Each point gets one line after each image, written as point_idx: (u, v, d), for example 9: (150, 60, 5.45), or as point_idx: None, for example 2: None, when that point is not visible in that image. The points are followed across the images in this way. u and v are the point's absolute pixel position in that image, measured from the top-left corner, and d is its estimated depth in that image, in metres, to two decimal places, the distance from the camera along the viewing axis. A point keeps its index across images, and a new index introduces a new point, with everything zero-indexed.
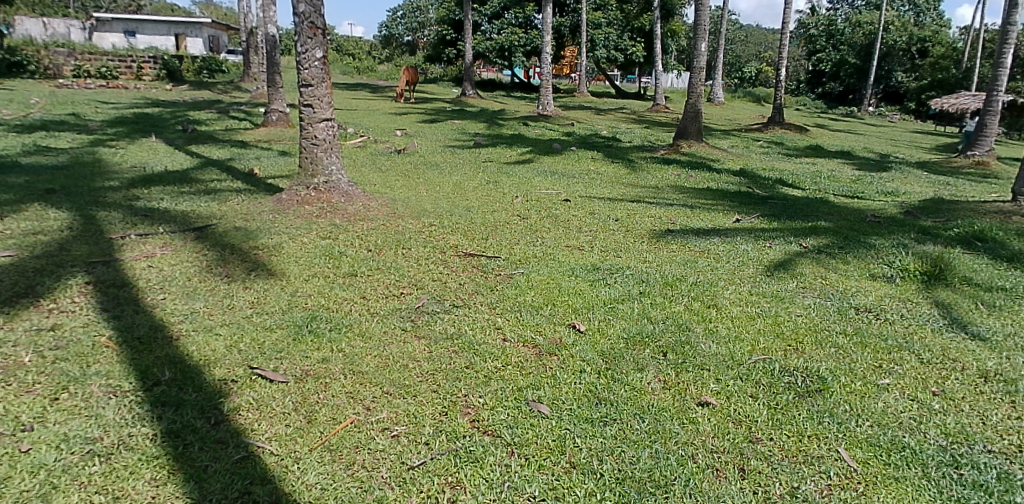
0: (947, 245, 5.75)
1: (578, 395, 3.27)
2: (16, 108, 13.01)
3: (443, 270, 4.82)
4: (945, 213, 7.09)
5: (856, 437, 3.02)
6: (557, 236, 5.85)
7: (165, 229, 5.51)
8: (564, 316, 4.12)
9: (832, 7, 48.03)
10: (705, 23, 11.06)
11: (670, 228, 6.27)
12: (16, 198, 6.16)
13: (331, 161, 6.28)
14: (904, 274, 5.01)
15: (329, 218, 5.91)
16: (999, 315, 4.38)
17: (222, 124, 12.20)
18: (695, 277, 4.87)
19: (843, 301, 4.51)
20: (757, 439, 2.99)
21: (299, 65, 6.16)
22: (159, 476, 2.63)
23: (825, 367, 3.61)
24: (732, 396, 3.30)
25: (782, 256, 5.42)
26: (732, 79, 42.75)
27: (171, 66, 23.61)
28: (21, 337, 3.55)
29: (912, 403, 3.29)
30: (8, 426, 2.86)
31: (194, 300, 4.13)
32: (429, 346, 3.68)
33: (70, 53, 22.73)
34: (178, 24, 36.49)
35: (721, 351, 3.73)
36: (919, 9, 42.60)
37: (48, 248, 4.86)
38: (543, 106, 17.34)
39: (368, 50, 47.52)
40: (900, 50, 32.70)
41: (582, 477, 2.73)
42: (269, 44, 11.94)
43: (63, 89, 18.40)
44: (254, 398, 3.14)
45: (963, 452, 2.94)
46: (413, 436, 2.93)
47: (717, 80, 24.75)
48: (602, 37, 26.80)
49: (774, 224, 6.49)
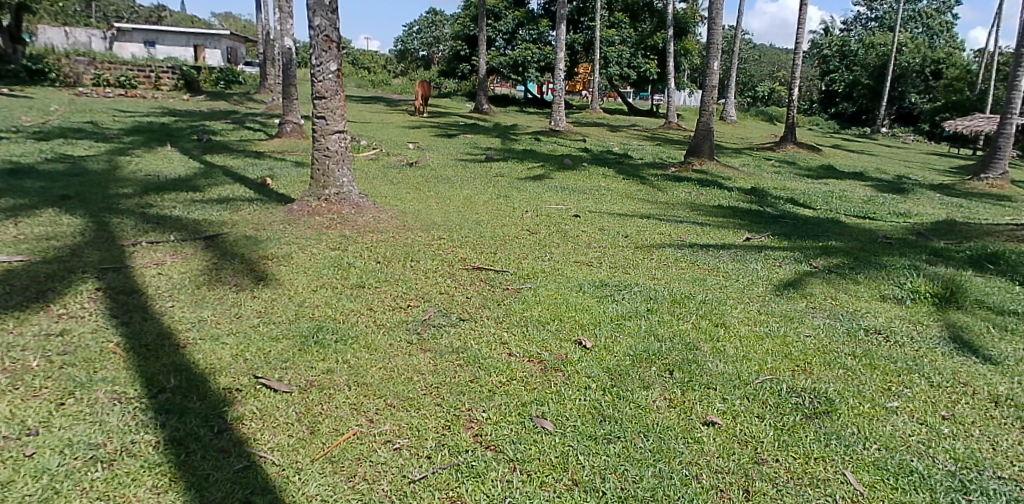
0: (960, 267, 5.71)
1: (582, 411, 3.25)
2: (36, 116, 13.18)
3: (451, 283, 4.83)
4: (958, 235, 7.05)
5: (864, 461, 2.98)
6: (565, 251, 5.87)
7: (175, 236, 5.56)
8: (571, 331, 4.11)
9: (848, 29, 48.31)
10: (718, 42, 10.96)
11: (678, 245, 6.29)
12: (32, 204, 6.22)
13: (343, 174, 6.32)
14: (915, 296, 4.96)
15: (339, 229, 5.94)
16: (1011, 339, 4.32)
17: (238, 134, 12.33)
18: (703, 296, 4.84)
19: (853, 322, 4.48)
20: (763, 460, 2.95)
21: (313, 78, 6.20)
22: (160, 483, 2.64)
23: (833, 388, 3.56)
24: (738, 416, 3.26)
25: (793, 276, 5.38)
26: (744, 99, 43.14)
27: (189, 77, 24.09)
28: (30, 342, 3.58)
29: (920, 427, 3.24)
30: (14, 430, 2.87)
31: (203, 308, 4.17)
32: (435, 359, 3.67)
33: (90, 61, 22.97)
34: (199, 35, 37.39)
35: (728, 370, 3.69)
36: (932, 31, 42.55)
37: (59, 254, 4.90)
38: (555, 121, 17.25)
39: (386, 63, 48.12)
40: (914, 72, 32.53)
41: (584, 495, 2.70)
42: (286, 57, 12.10)
43: (84, 97, 18.78)
44: (257, 408, 3.15)
45: (972, 478, 2.89)
46: (415, 449, 2.92)
47: (729, 99, 24.62)
48: (615, 55, 27.09)
49: (786, 245, 6.42)
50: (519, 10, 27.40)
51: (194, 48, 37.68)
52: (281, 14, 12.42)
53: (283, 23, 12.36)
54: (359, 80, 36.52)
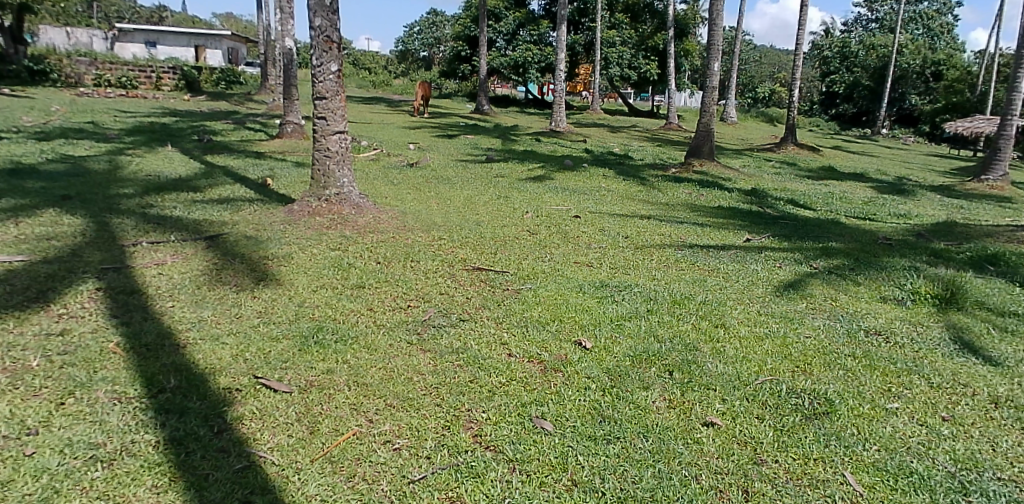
0: (960, 268, 5.71)
1: (582, 412, 3.25)
2: (37, 116, 13.18)
3: (451, 284, 4.84)
4: (958, 236, 7.04)
5: (863, 462, 2.98)
6: (566, 251, 5.87)
7: (176, 237, 5.56)
8: (571, 332, 4.11)
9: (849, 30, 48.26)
10: (719, 43, 10.96)
11: (679, 245, 6.29)
12: (33, 203, 6.24)
13: (344, 174, 6.32)
14: (915, 297, 4.96)
15: (339, 229, 5.94)
16: (1011, 340, 4.32)
17: (238, 134, 12.34)
18: (703, 297, 4.84)
19: (853, 323, 4.48)
20: (763, 461, 2.96)
21: (314, 79, 6.21)
22: (160, 483, 2.64)
23: (833, 389, 3.56)
24: (738, 417, 3.26)
25: (793, 277, 5.38)
26: (745, 100, 43.12)
27: (190, 77, 24.10)
28: (31, 342, 3.59)
29: (920, 428, 3.24)
30: (14, 429, 2.88)
31: (203, 308, 4.17)
32: (435, 359, 3.68)
33: (91, 62, 22.98)
34: (200, 35, 37.41)
35: (728, 371, 3.69)
36: (933, 32, 42.50)
37: (60, 254, 4.91)
38: (555, 122, 17.20)
39: (386, 64, 48.13)
40: (914, 73, 32.64)
41: (584, 495, 2.70)
42: (286, 57, 12.10)
43: (86, 97, 18.80)
44: (257, 408, 3.15)
45: (972, 479, 2.89)
46: (415, 449, 2.92)
47: (730, 100, 24.61)
48: (616, 56, 27.13)
49: (786, 245, 6.42)
50: (520, 11, 27.41)
51: (195, 48, 37.71)
52: (282, 14, 12.42)
53: (283, 23, 12.37)
54: (360, 80, 36.53)
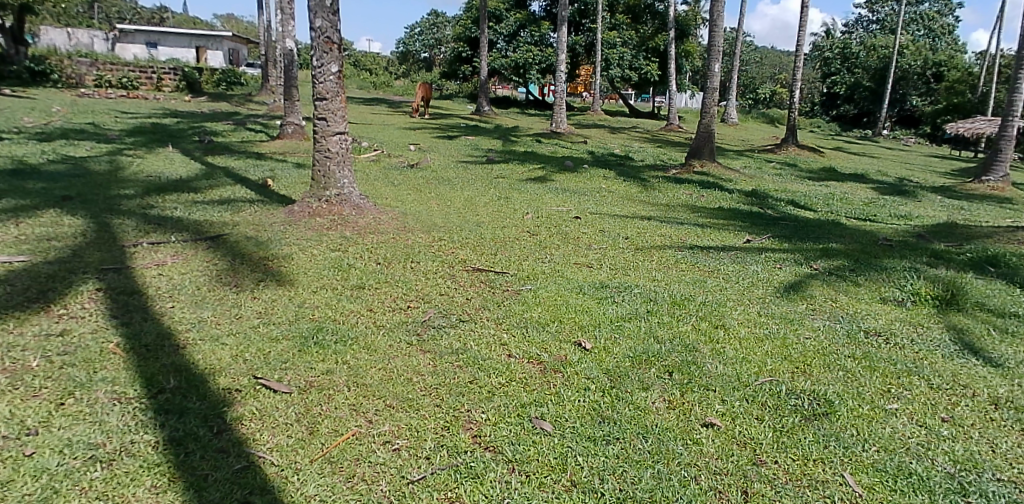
0: (961, 269, 5.71)
1: (582, 412, 3.25)
2: (37, 117, 13.19)
3: (451, 285, 4.84)
4: (958, 237, 7.04)
5: (863, 463, 2.98)
6: (566, 252, 5.87)
7: (176, 237, 5.57)
8: (571, 333, 4.11)
9: (850, 31, 48.22)
10: (719, 44, 10.97)
11: (679, 246, 6.30)
12: (33, 204, 6.24)
13: (344, 175, 6.32)
14: (916, 298, 4.95)
15: (339, 230, 5.95)
16: (1011, 341, 4.31)
17: (239, 135, 12.34)
18: (703, 297, 4.83)
19: (853, 324, 4.48)
20: (761, 461, 2.96)
21: (314, 80, 6.21)
22: (159, 483, 2.64)
23: (832, 390, 3.56)
24: (737, 418, 3.27)
25: (793, 278, 5.37)
26: (746, 100, 43.08)
27: (191, 78, 24.10)
28: (31, 342, 3.59)
29: (920, 429, 3.24)
30: (13, 429, 2.88)
31: (203, 309, 4.17)
32: (435, 360, 3.68)
33: (92, 63, 22.98)
34: (200, 36, 37.41)
35: (728, 372, 3.70)
36: (934, 33, 42.45)
37: (60, 254, 4.91)
38: (555, 124, 17.10)
39: (387, 65, 48.13)
40: (915, 74, 32.63)
41: (582, 495, 2.70)
42: (287, 58, 12.10)
43: (87, 98, 18.81)
44: (256, 408, 3.15)
45: (971, 480, 2.88)
46: (414, 450, 2.92)
47: (731, 101, 24.59)
48: (616, 57, 27.13)
49: (786, 246, 6.42)
50: (520, 12, 27.44)
51: (196, 49, 37.74)
52: (282, 15, 12.42)
53: (283, 24, 12.37)
54: (361, 82, 36.53)
